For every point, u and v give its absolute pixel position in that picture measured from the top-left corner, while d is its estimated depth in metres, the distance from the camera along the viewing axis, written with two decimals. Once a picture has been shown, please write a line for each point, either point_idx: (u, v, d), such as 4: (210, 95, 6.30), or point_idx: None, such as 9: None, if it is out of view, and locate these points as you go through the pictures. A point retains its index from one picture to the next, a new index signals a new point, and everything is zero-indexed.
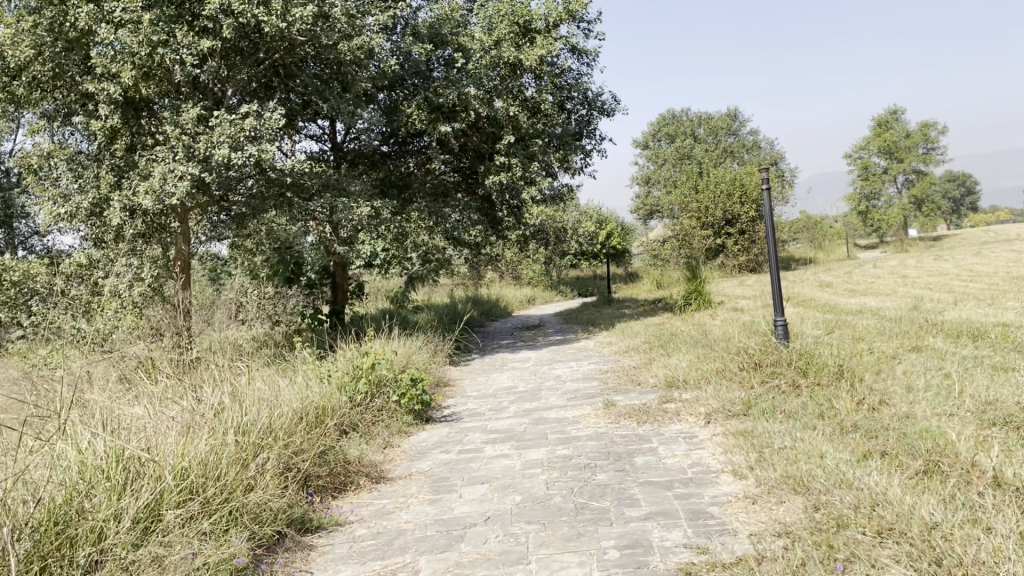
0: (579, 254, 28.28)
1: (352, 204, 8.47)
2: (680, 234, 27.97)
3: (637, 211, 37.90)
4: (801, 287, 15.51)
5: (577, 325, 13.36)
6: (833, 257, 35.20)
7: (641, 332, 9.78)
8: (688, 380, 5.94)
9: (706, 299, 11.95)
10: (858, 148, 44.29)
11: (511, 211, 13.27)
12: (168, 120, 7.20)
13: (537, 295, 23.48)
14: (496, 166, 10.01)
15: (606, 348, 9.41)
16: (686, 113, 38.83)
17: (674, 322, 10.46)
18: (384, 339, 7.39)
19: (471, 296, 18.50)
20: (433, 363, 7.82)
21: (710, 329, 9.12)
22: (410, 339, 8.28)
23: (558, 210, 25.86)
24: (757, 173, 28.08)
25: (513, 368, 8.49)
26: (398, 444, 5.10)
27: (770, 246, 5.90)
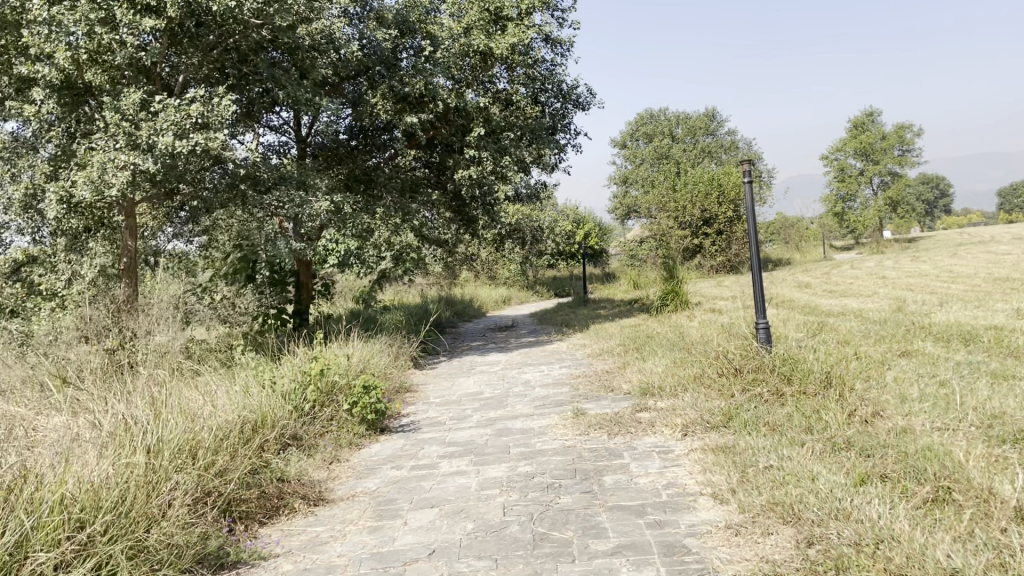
0: (555, 253, 27.86)
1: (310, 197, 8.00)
2: (658, 234, 27.65)
3: (614, 210, 37.54)
4: (780, 287, 15.20)
5: (551, 326, 12.94)
6: (810, 258, 35.09)
7: (616, 334, 9.37)
8: (664, 387, 5.54)
9: (684, 299, 11.59)
10: (835, 149, 44.33)
11: (483, 208, 12.82)
12: (107, 105, 6.69)
13: (512, 296, 23.04)
14: (465, 160, 9.58)
15: (579, 350, 9.00)
16: (664, 112, 38.59)
17: (651, 323, 10.06)
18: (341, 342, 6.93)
19: (444, 296, 18.02)
20: (394, 367, 7.36)
21: (687, 331, 8.73)
22: (372, 342, 7.82)
23: (534, 210, 25.43)
24: (735, 173, 27.85)
25: (481, 372, 8.05)
26: (346, 459, 4.66)
27: (753, 245, 5.52)
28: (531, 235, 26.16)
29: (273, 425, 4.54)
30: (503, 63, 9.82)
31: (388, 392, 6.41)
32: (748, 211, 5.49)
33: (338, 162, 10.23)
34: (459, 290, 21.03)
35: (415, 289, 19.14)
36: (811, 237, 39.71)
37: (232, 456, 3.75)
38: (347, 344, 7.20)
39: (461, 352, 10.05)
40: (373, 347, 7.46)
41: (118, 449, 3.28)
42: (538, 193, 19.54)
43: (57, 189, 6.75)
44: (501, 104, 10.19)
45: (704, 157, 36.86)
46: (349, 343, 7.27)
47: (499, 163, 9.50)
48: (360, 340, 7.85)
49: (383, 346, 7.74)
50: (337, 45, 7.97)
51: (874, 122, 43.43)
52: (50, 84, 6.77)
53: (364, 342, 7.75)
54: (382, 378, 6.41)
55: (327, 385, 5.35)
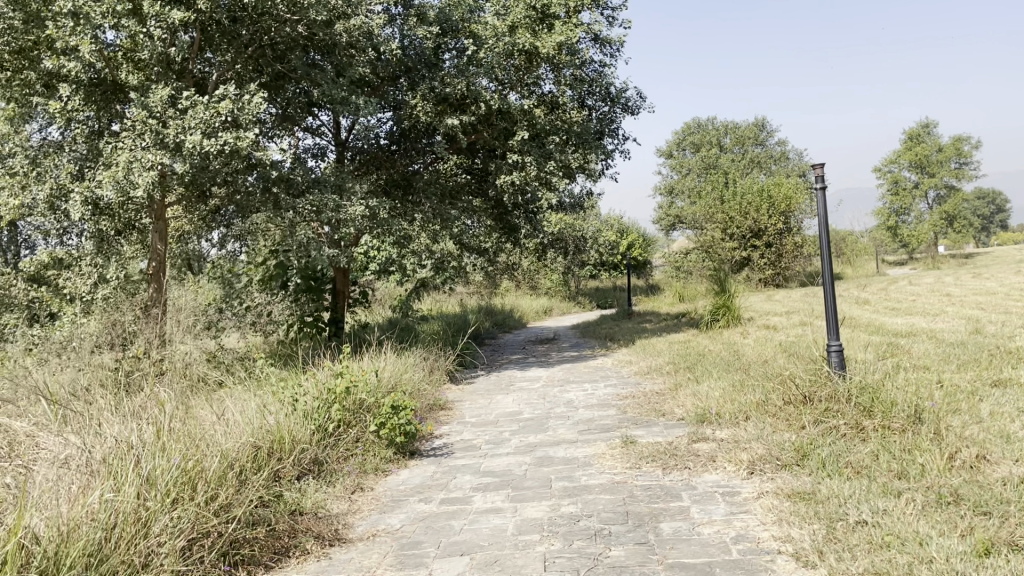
0: (598, 264, 27.30)
1: (344, 201, 7.63)
2: (704, 245, 26.93)
3: (659, 221, 36.82)
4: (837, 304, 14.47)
5: (594, 340, 12.42)
6: (862, 273, 33.98)
7: (665, 351, 8.83)
8: (723, 414, 5.01)
9: (736, 315, 10.99)
10: (889, 161, 43.07)
11: (526, 216, 12.37)
12: (135, 102, 6.40)
13: (554, 307, 22.52)
14: (508, 165, 9.16)
15: (626, 368, 8.48)
16: (712, 122, 37.77)
17: (702, 340, 9.50)
18: (373, 356, 6.53)
19: (485, 306, 17.62)
20: (429, 382, 6.93)
21: (742, 350, 8.16)
22: (406, 355, 7.40)
23: (577, 219, 24.92)
24: (785, 184, 27.02)
25: (521, 390, 7.57)
26: (370, 487, 4.22)
27: (826, 259, 4.96)
28: (574, 245, 25.65)
29: (291, 449, 4.14)
30: (549, 65, 9.38)
31: (421, 410, 5.98)
32: (821, 221, 4.94)
33: (376, 166, 9.89)
34: (500, 300, 20.60)
35: (454, 298, 18.75)
36: (863, 251, 38.49)
37: (239, 488, 3.34)
38: (380, 357, 6.79)
39: (500, 366, 9.59)
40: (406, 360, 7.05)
41: (107, 481, 2.89)
42: (582, 202, 19.03)
43: (82, 189, 6.47)
44: (547, 108, 9.74)
45: (753, 168, 35.99)
46: (381, 356, 6.86)
47: (543, 169, 9.05)
48: (394, 352, 7.44)
49: (418, 361, 7.31)
50: (375, 43, 7.62)
51: (930, 133, 42.08)
52: (77, 80, 6.51)
53: (398, 355, 7.34)
54: (414, 395, 5.97)
55: (353, 403, 4.93)
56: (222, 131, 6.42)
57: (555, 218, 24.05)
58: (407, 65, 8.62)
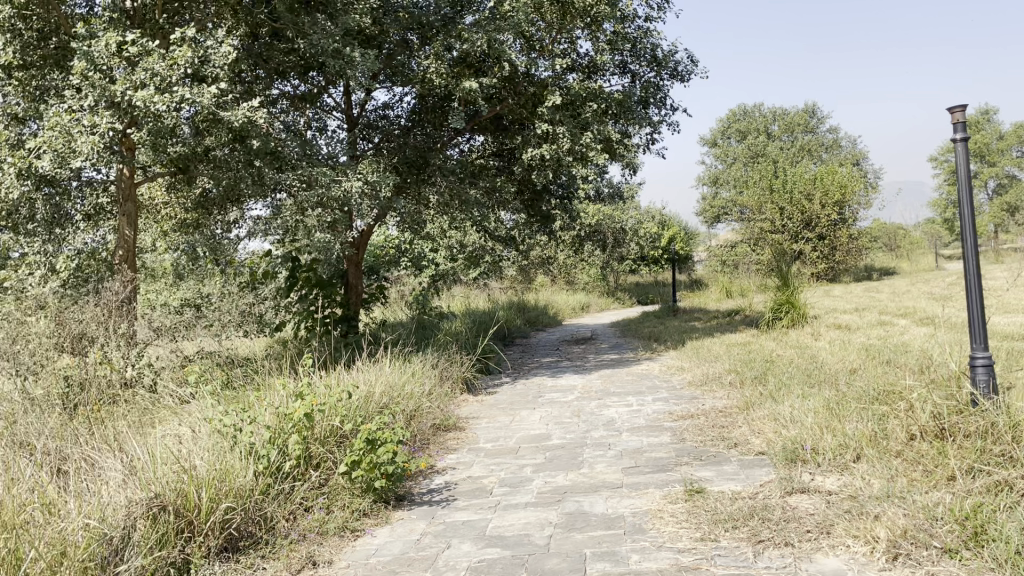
0: (639, 257, 25.89)
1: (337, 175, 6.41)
2: (752, 237, 25.35)
3: (702, 213, 35.26)
4: (908, 300, 12.94)
5: (637, 340, 11.08)
6: (920, 267, 32.02)
7: (722, 356, 7.47)
8: (822, 451, 3.66)
9: (801, 313, 9.59)
10: (946, 150, 40.91)
11: (559, 203, 11.05)
12: (75, 52, 5.26)
13: (591, 302, 21.19)
14: (533, 138, 7.91)
15: (677, 375, 7.15)
16: (759, 108, 36.01)
17: (764, 343, 8.12)
18: (365, 369, 5.29)
19: (516, 302, 16.36)
20: (438, 398, 5.69)
21: (818, 356, 6.77)
22: (412, 363, 6.17)
23: (617, 210, 23.53)
24: (839, 171, 25.28)
25: (551, 403, 6.28)
26: (326, 561, 2.95)
27: (971, 239, 3.58)
28: (613, 237, 24.27)
29: (213, 510, 2.90)
30: (586, 21, 8.05)
31: (416, 434, 4.72)
32: (965, 189, 3.55)
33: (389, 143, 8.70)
34: (533, 295, 19.34)
35: (483, 293, 17.53)
36: (918, 244, 36.50)
37: None
38: (372, 368, 5.58)
39: (529, 372, 8.32)
40: (402, 368, 5.81)
41: None
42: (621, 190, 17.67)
43: (14, 158, 5.39)
44: (584, 75, 8.41)
45: (802, 155, 34.17)
46: (378, 365, 5.63)
47: (578, 142, 7.75)
48: (398, 360, 6.22)
49: (425, 370, 6.07)
50: None
51: (989, 120, 39.80)
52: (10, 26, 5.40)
53: (403, 363, 6.11)
54: (408, 420, 4.71)
55: (314, 435, 3.69)
56: (180, 86, 5.23)
57: (593, 209, 22.71)
58: (418, 20, 7.34)
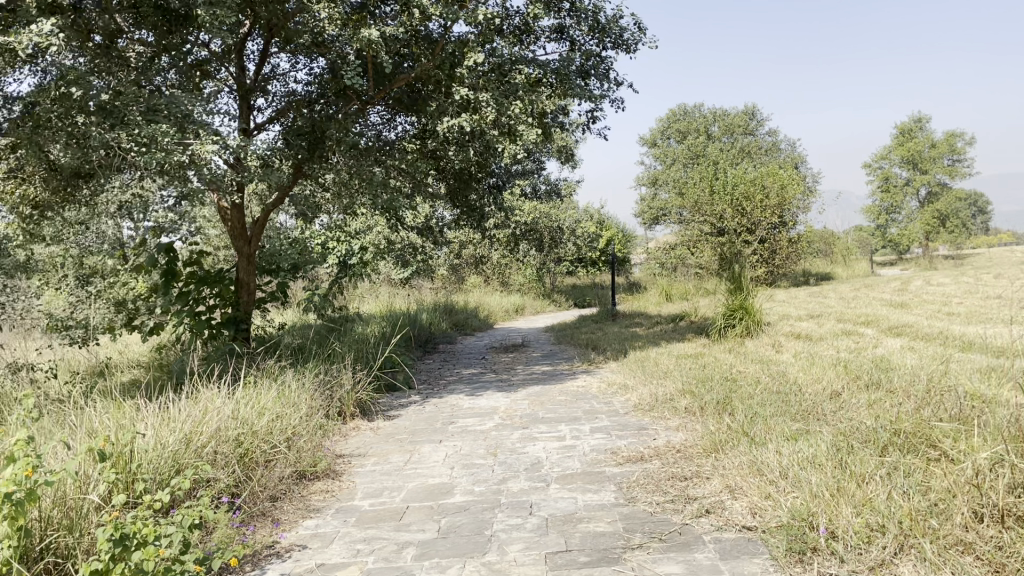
0: (576, 259, 24.83)
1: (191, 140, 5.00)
2: (692, 240, 24.51)
3: (641, 214, 34.50)
4: (864, 306, 12.01)
5: (572, 348, 9.84)
6: (856, 274, 31.76)
7: (673, 373, 6.26)
8: (843, 544, 2.44)
9: (757, 320, 8.50)
10: (880, 156, 41.12)
11: (488, 192, 9.77)
12: None
13: (525, 305, 19.98)
14: (450, 106, 6.64)
15: (620, 396, 5.91)
16: (699, 109, 35.43)
17: (719, 356, 6.96)
18: (207, 402, 3.94)
19: (444, 303, 15.02)
20: (310, 435, 4.34)
21: (788, 374, 5.62)
22: (281, 387, 4.81)
23: (553, 207, 22.39)
24: (780, 173, 24.60)
25: (463, 433, 4.96)
26: None
27: None
28: (549, 236, 22.71)
29: None
30: None
31: (258, 491, 3.41)
32: None
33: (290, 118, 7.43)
34: (463, 297, 18.02)
35: (409, 293, 16.14)
36: (853, 250, 36.39)
37: None
38: (218, 393, 4.22)
39: (444, 388, 6.98)
40: (262, 393, 4.45)
41: None
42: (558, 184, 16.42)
43: None
44: (515, 38, 7.14)
45: (742, 157, 33.67)
46: (230, 392, 4.25)
47: (506, 113, 6.49)
48: (265, 383, 4.83)
49: (297, 396, 4.72)
50: None
51: (922, 128, 40.08)
52: None
53: (268, 387, 4.73)
54: (242, 485, 3.34)
55: (54, 519, 2.34)
56: None
57: (529, 206, 21.54)
58: None
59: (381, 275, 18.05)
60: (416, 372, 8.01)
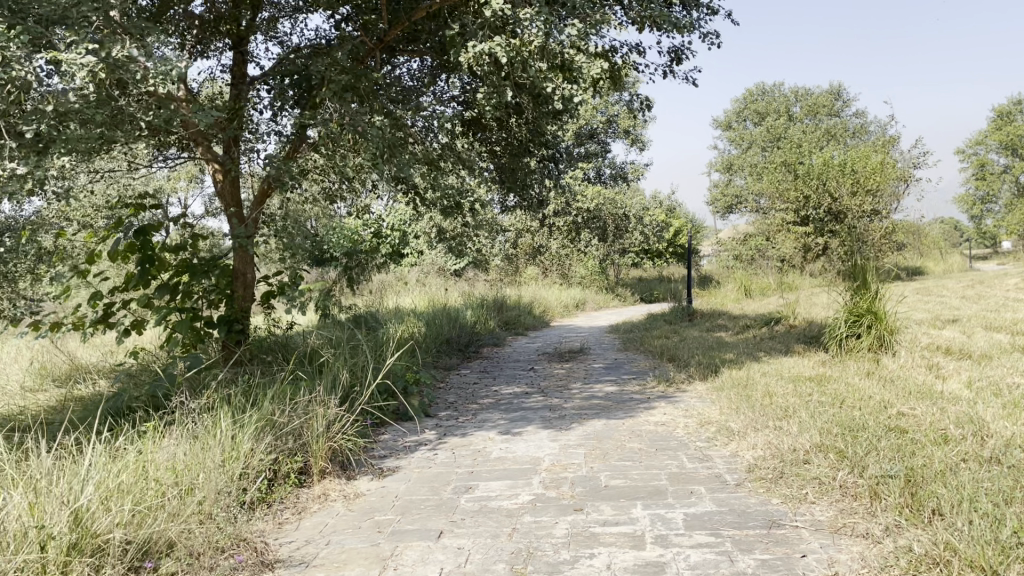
0: (643, 250, 22.80)
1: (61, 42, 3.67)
2: (770, 229, 22.25)
3: (714, 203, 32.22)
4: (1005, 310, 9.73)
5: (644, 358, 7.96)
6: (953, 269, 28.81)
7: (796, 410, 4.34)
8: None
9: (891, 328, 6.44)
10: (976, 141, 37.76)
11: (543, 165, 7.88)
12: None
13: (588, 299, 18.13)
14: (479, 28, 4.80)
15: (724, 446, 4.02)
16: (778, 87, 32.94)
17: (856, 383, 5.00)
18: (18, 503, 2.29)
19: (496, 297, 13.30)
20: (198, 551, 2.64)
21: (989, 425, 3.63)
22: (182, 458, 3.11)
23: (619, 193, 20.40)
24: (873, 155, 22.04)
25: (477, 515, 3.15)
26: None
27: None
28: (614, 225, 20.61)
29: None
30: None
31: None
32: None
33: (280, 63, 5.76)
34: (516, 290, 16.22)
35: (459, 286, 14.48)
36: (945, 243, 33.28)
37: None
38: (40, 473, 2.58)
39: (473, 417, 5.21)
40: (133, 470, 2.81)
41: None
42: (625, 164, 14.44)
43: None
44: None
45: (826, 139, 30.94)
46: (81, 470, 2.57)
47: (558, 37, 4.62)
48: (162, 451, 3.13)
49: (200, 473, 3.00)
50: None
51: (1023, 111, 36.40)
52: None
53: (158, 460, 3.04)
54: None
55: None
56: None
57: (592, 191, 19.61)
58: None
59: (432, 264, 16.57)
60: (443, 389, 6.27)
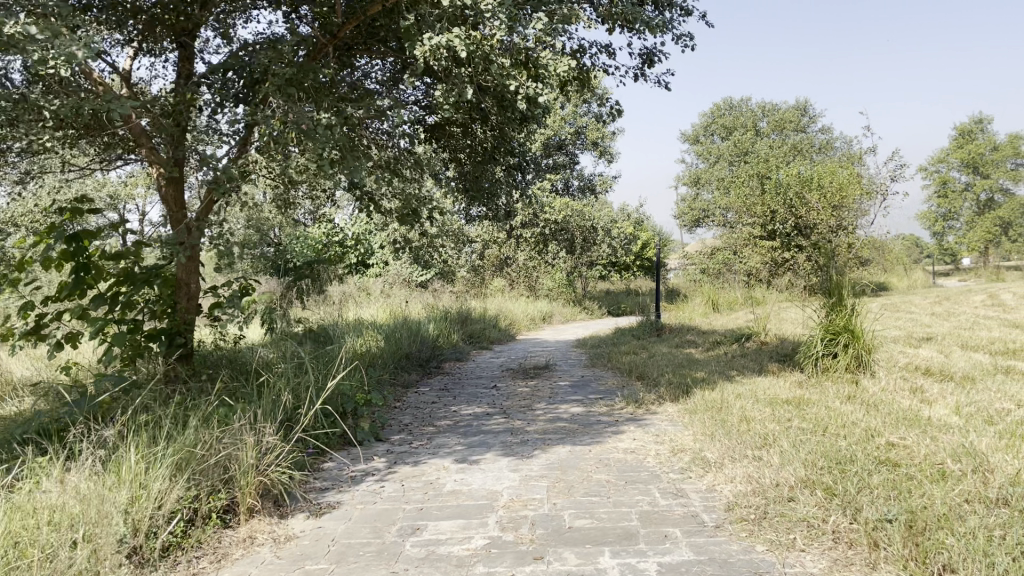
0: (611, 262, 22.57)
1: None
2: (738, 243, 22.14)
3: (682, 216, 32.16)
4: (976, 326, 9.57)
5: (612, 375, 7.61)
6: (916, 285, 29.01)
7: (776, 438, 4.00)
8: None
9: (869, 347, 6.17)
10: (937, 159, 38.28)
11: (509, 173, 7.49)
12: None
13: (554, 312, 17.81)
14: (437, 18, 4.41)
15: (700, 478, 3.68)
16: (746, 102, 33.07)
17: (837, 406, 4.69)
18: None
19: (459, 309, 12.90)
20: None
21: (990, 458, 3.32)
22: (79, 500, 2.69)
23: (587, 204, 20.14)
24: (840, 170, 22.08)
25: (423, 565, 2.76)
26: None
27: None
28: (581, 237, 20.34)
29: None
30: None
31: None
32: None
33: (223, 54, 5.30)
34: (482, 301, 15.84)
35: (422, 297, 14.06)
36: (907, 259, 33.58)
37: None
38: None
39: (427, 442, 4.81)
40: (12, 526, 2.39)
41: None
42: None
43: None
44: None
45: (793, 155, 31.08)
46: None
47: (523, 29, 4.25)
48: (55, 495, 2.71)
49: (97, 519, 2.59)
50: None
51: (983, 130, 36.98)
52: None
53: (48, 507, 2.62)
54: None
55: None
56: None
57: (560, 202, 19.33)
58: None
59: (395, 274, 16.13)
60: (398, 410, 5.86)
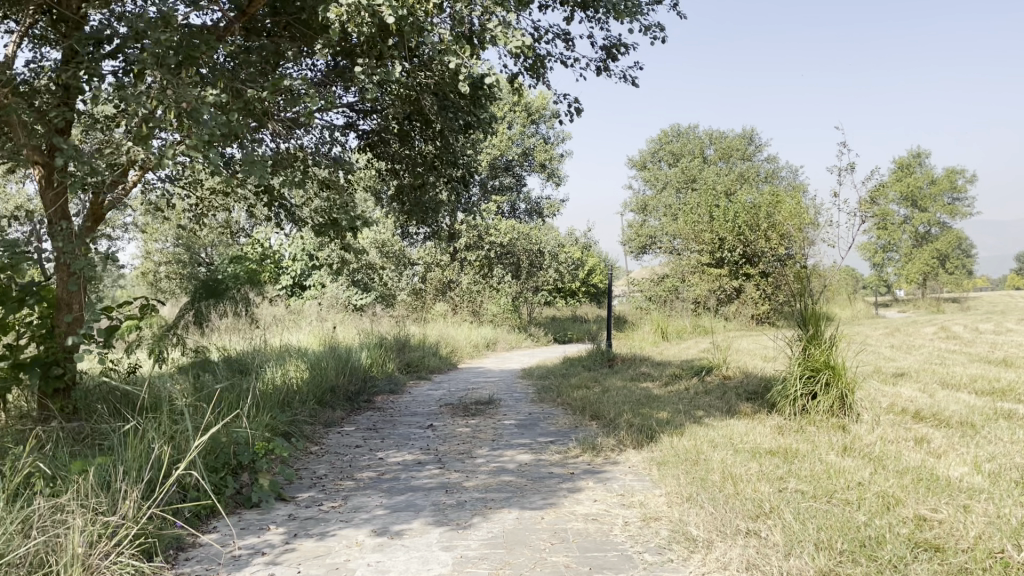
0: (558, 288, 21.89)
1: None
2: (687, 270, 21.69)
3: (629, 243, 31.79)
4: (944, 361, 9.05)
5: (563, 413, 6.79)
6: (859, 316, 29.02)
7: (776, 507, 3.22)
8: None
9: (854, 386, 5.47)
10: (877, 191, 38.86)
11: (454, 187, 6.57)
12: None
13: (499, 339, 16.98)
14: None
15: (685, 564, 2.86)
16: (693, 129, 33.05)
17: (836, 461, 3.93)
18: None
19: (397, 335, 11.98)
20: None
21: None
22: None
23: (534, 227, 19.44)
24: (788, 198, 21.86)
25: None
26: None
27: None
28: (528, 261, 19.61)
29: None
30: None
31: None
32: None
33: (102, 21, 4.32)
34: (422, 327, 14.94)
35: (359, 321, 13.09)
36: (850, 290, 33.73)
37: None
38: None
39: (341, 503, 3.89)
40: None
41: None
42: None
43: None
44: None
45: (739, 183, 31.04)
46: None
47: None
48: None
49: None
50: None
51: (921, 163, 37.67)
52: None
53: None
54: None
55: None
56: None
57: (506, 225, 18.58)
58: None
59: (330, 296, 15.11)
60: (313, 458, 4.92)
